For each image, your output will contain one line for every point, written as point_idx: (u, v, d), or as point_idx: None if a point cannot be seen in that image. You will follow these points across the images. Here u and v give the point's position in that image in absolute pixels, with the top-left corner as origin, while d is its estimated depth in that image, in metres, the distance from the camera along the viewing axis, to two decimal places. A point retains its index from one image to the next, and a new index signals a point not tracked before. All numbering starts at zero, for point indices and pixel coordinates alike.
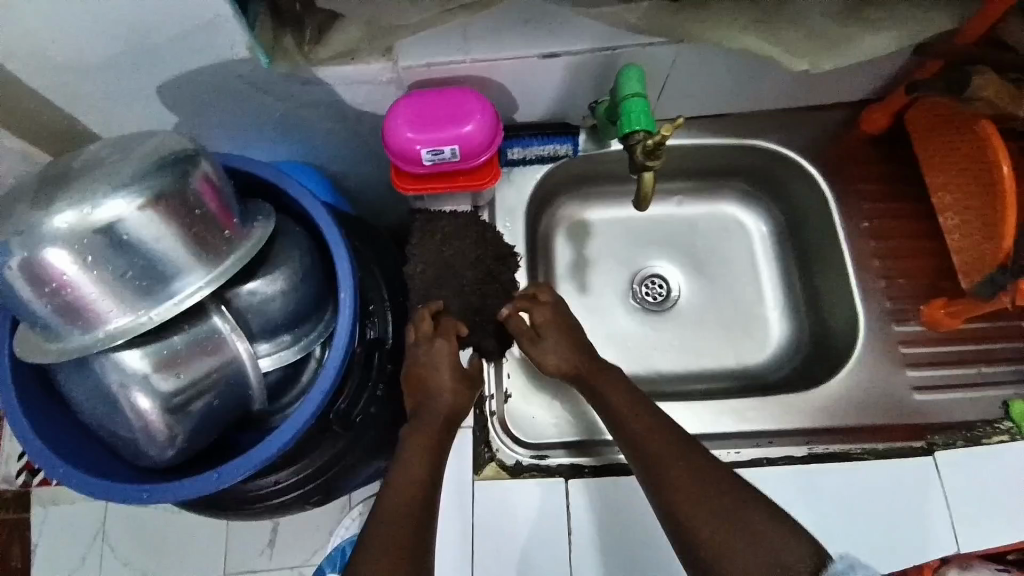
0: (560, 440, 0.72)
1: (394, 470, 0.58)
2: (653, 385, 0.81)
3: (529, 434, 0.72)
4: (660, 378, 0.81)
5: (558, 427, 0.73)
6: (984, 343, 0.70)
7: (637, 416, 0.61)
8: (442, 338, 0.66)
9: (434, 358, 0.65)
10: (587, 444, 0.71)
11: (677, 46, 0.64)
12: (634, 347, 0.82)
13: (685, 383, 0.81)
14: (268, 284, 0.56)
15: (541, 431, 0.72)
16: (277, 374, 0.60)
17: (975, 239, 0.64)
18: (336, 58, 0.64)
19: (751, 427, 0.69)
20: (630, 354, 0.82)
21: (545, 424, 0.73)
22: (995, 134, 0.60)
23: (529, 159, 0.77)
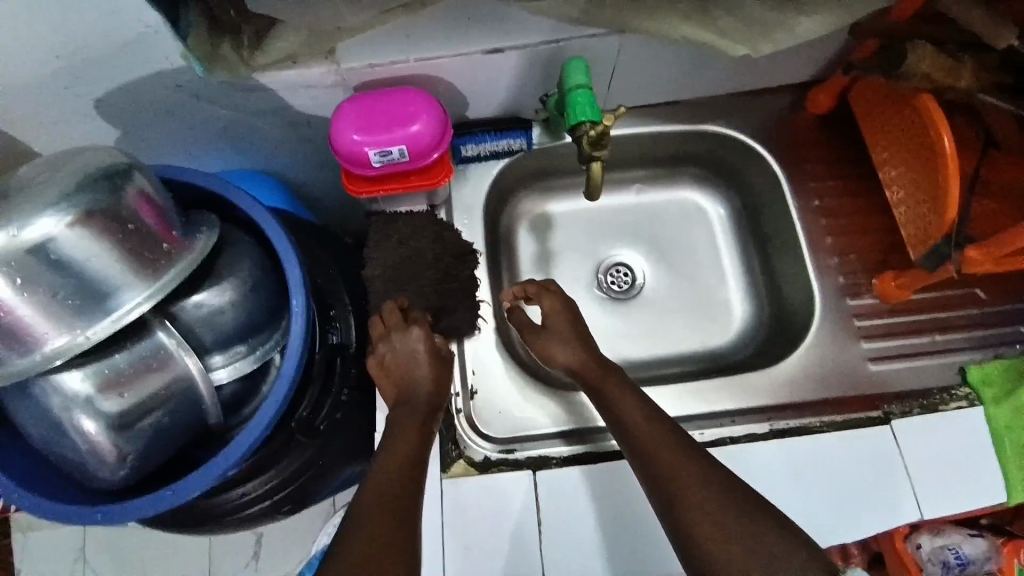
0: (542, 431, 0.71)
1: (377, 468, 0.56)
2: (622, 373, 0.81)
3: (503, 428, 0.71)
4: (628, 366, 0.82)
5: (535, 418, 0.71)
6: (935, 313, 0.72)
7: (637, 412, 0.61)
8: (415, 326, 0.67)
9: (410, 346, 0.65)
10: (580, 433, 0.70)
11: (619, 36, 0.65)
12: (602, 336, 0.83)
13: (655, 369, 0.81)
14: (215, 295, 0.56)
15: (518, 424, 0.71)
16: (233, 386, 0.59)
17: (921, 210, 0.65)
18: (278, 63, 0.64)
19: (717, 408, 0.70)
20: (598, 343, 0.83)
21: (520, 417, 0.71)
22: (936, 108, 0.60)
23: (484, 156, 0.78)
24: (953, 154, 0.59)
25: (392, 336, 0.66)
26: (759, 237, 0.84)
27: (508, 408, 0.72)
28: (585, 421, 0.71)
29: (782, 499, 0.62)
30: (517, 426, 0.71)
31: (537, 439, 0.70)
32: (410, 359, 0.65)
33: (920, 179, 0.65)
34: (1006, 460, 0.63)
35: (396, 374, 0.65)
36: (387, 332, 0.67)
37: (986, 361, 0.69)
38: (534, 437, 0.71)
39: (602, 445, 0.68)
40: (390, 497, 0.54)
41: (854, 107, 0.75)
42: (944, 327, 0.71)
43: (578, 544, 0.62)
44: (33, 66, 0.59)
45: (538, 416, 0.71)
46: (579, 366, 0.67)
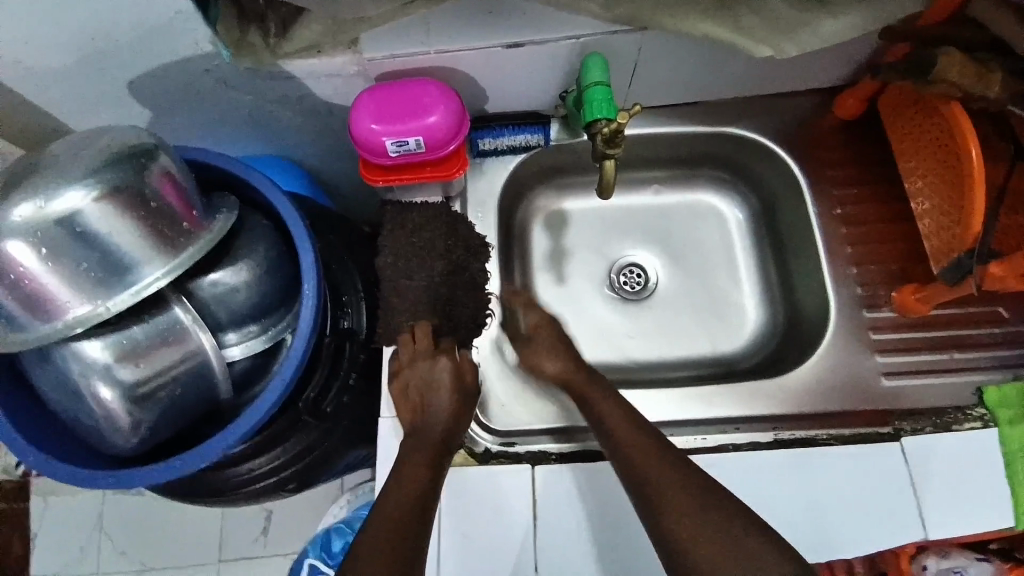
0: (534, 426, 0.71)
1: (386, 490, 0.58)
2: (627, 374, 0.81)
3: (497, 419, 0.71)
4: (634, 366, 0.81)
5: (530, 413, 0.72)
6: (957, 329, 0.70)
7: (620, 420, 0.61)
8: (443, 357, 0.67)
9: (435, 376, 0.65)
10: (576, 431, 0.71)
11: (640, 34, 0.65)
12: (610, 335, 0.83)
13: (662, 371, 0.81)
14: (231, 274, 0.57)
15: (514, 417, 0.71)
16: (245, 363, 0.61)
17: (945, 224, 0.63)
18: (301, 52, 0.66)
19: (723, 414, 0.69)
20: (601, 343, 0.82)
21: (514, 410, 0.72)
22: (964, 119, 0.58)
23: (502, 150, 0.78)
24: (979, 166, 0.57)
25: (417, 362, 0.67)
26: (777, 244, 0.83)
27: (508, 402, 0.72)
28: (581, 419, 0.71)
29: (782, 510, 0.61)
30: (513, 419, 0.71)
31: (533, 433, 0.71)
32: (437, 386, 0.64)
33: (945, 191, 0.63)
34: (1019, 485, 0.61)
35: (415, 400, 0.64)
36: (413, 359, 0.67)
37: (1005, 382, 0.67)
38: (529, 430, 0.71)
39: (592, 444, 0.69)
40: (405, 509, 0.56)
41: (882, 116, 0.73)
42: (961, 344, 0.69)
43: (572, 540, 0.62)
44: (71, 47, 0.61)
45: (534, 411, 0.72)
46: (566, 378, 0.68)
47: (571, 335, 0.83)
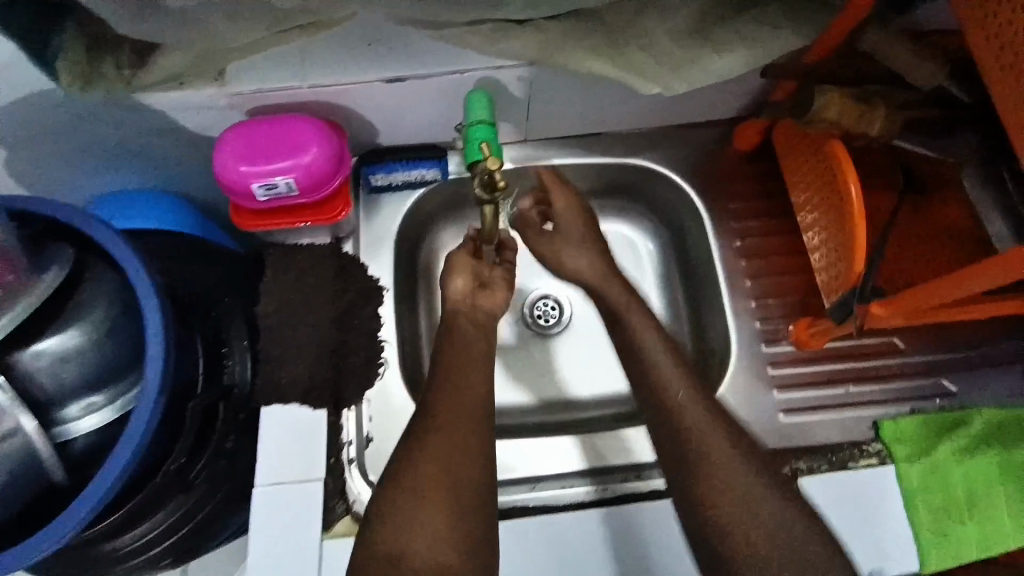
0: (532, 473, 0.68)
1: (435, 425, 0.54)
2: (545, 414, 0.78)
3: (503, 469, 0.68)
4: (552, 406, 0.78)
5: (513, 464, 0.68)
6: (855, 362, 0.70)
7: (662, 356, 0.62)
8: (465, 264, 0.67)
9: (462, 282, 0.66)
10: (608, 473, 0.68)
11: (532, 68, 0.61)
12: (529, 373, 0.79)
13: (581, 412, 0.78)
14: (66, 338, 0.52)
15: (516, 466, 0.68)
16: (87, 440, 0.54)
17: (833, 259, 0.63)
18: (163, 83, 0.58)
19: (631, 457, 0.68)
20: (567, 382, 0.79)
21: (514, 454, 0.69)
22: (843, 157, 0.58)
23: (397, 185, 0.74)
24: (858, 203, 0.57)
25: (456, 266, 0.67)
26: (686, 276, 0.80)
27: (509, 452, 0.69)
28: (611, 460, 0.68)
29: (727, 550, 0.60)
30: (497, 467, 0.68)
31: (555, 478, 0.68)
32: (452, 270, 0.66)
33: (832, 227, 0.63)
34: (919, 524, 0.61)
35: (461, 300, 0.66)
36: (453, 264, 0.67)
37: (902, 417, 0.67)
38: (545, 478, 0.68)
39: (628, 486, 0.66)
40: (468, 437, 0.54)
41: (777, 149, 0.73)
42: (860, 378, 0.70)
43: None
44: None
45: (548, 458, 0.69)
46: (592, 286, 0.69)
47: (533, 377, 0.79)
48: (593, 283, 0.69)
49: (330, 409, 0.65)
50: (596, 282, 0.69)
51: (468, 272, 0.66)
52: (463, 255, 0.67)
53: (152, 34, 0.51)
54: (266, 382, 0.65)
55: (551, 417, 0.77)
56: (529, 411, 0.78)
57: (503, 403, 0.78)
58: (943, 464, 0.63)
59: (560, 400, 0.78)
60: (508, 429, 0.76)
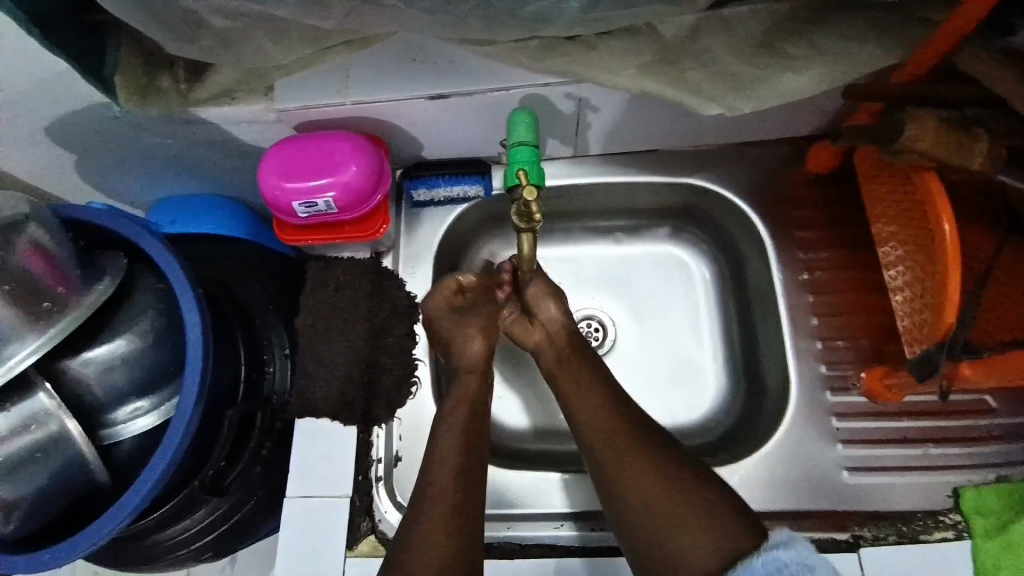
0: (553, 510, 0.64)
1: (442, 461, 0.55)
2: (549, 439, 0.73)
3: (531, 502, 0.65)
4: (549, 434, 0.74)
5: (538, 496, 0.65)
6: (937, 420, 0.62)
7: (593, 401, 0.59)
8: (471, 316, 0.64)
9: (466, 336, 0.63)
10: (588, 515, 0.64)
11: (578, 86, 0.58)
12: (544, 396, 0.75)
13: (568, 442, 0.73)
14: (114, 347, 0.54)
15: (545, 500, 0.65)
16: (132, 442, 0.57)
17: (917, 304, 0.56)
18: (215, 98, 0.59)
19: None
20: (541, 411, 0.75)
21: (546, 487, 0.65)
22: (938, 191, 0.51)
23: (439, 200, 0.73)
24: (954, 245, 0.49)
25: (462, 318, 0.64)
26: (743, 306, 0.73)
27: (520, 486, 0.65)
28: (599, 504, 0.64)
29: None
30: (515, 499, 0.65)
31: (586, 516, 0.64)
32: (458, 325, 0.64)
33: (919, 269, 0.55)
34: None
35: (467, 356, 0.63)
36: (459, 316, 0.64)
37: (989, 487, 0.59)
38: (570, 516, 0.64)
39: (606, 535, 0.62)
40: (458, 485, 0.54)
41: (857, 174, 0.65)
42: (942, 439, 0.61)
43: None
44: None
45: (543, 497, 0.65)
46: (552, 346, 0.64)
47: (534, 401, 0.75)
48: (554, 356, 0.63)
49: (359, 427, 0.65)
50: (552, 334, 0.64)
51: (484, 329, 0.64)
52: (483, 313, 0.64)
53: (202, 53, 0.52)
54: (301, 394, 0.65)
55: (549, 446, 0.73)
56: (529, 437, 0.73)
57: (508, 423, 0.74)
58: None
59: (553, 428, 0.74)
60: (503, 451, 0.71)
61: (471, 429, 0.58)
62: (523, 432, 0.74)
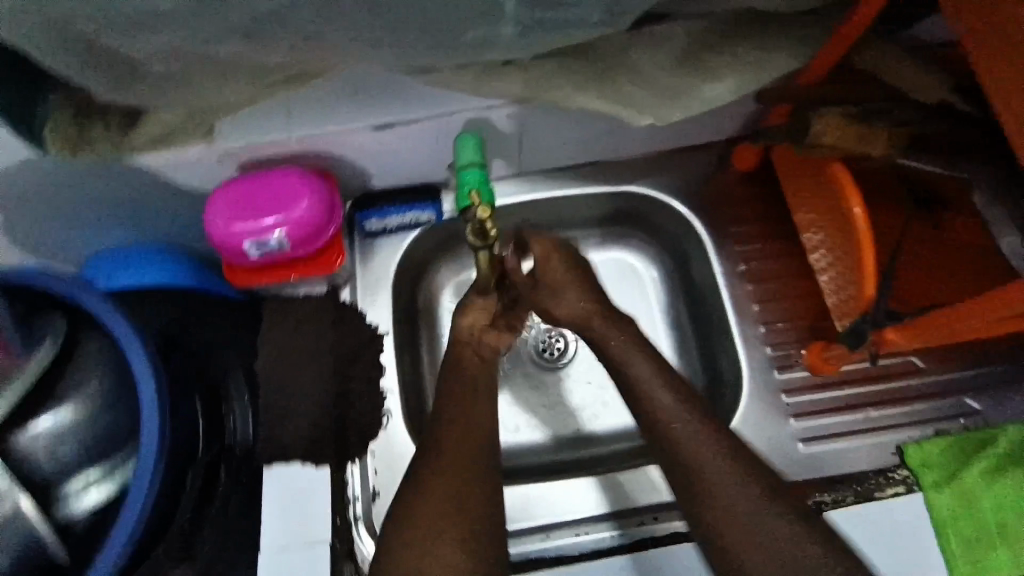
0: (544, 522, 0.67)
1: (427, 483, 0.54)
2: (584, 449, 0.76)
3: (521, 517, 0.68)
4: (583, 442, 0.76)
5: (525, 510, 0.68)
6: (875, 383, 0.68)
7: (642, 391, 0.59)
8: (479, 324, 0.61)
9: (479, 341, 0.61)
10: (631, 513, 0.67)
11: (519, 107, 0.61)
12: (560, 410, 0.77)
13: (608, 445, 0.76)
14: (60, 417, 0.51)
15: (530, 514, 0.68)
16: (87, 517, 0.52)
17: (843, 281, 0.62)
18: (153, 144, 0.58)
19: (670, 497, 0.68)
20: (578, 418, 0.77)
21: (532, 501, 0.68)
22: (846, 178, 0.57)
23: (392, 230, 0.73)
24: (865, 225, 0.56)
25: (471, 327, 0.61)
26: (693, 301, 0.78)
27: (508, 506, 0.68)
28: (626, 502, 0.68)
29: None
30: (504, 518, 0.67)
31: (567, 524, 0.67)
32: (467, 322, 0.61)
33: (840, 250, 0.61)
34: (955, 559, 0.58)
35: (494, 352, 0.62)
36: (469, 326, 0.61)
37: (926, 440, 0.65)
38: (554, 526, 0.67)
39: (645, 529, 0.66)
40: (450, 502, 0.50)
41: (778, 170, 0.70)
42: (881, 402, 0.67)
43: None
44: None
45: (571, 505, 0.68)
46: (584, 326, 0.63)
47: (550, 415, 0.77)
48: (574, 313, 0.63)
49: (334, 464, 0.64)
50: (583, 316, 0.63)
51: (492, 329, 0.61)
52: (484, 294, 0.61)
53: (138, 98, 0.51)
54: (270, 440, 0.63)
55: (582, 453, 0.75)
56: (570, 447, 0.76)
57: (529, 442, 0.76)
58: (975, 489, 0.60)
59: (585, 435, 0.76)
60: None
61: (470, 438, 0.55)
62: (551, 447, 0.76)
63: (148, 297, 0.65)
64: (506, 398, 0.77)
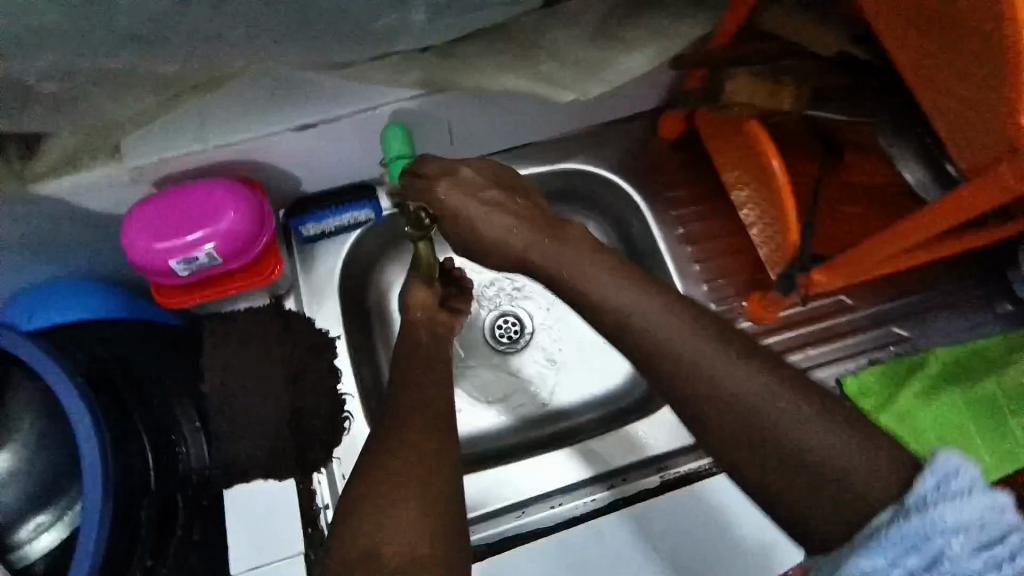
0: (521, 498, 0.72)
1: None
2: (553, 425, 0.77)
3: (494, 498, 0.72)
4: (552, 418, 0.77)
5: (500, 492, 0.72)
6: (815, 323, 0.72)
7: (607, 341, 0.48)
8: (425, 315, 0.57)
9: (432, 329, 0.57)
10: (608, 475, 0.73)
11: (440, 96, 0.60)
12: (526, 391, 0.78)
13: (576, 416, 0.77)
14: (0, 462, 0.50)
15: (502, 494, 0.72)
16: (43, 561, 0.51)
17: (771, 230, 0.65)
18: (54, 169, 0.55)
19: (642, 453, 0.73)
20: (558, 388, 0.78)
21: (502, 483, 0.72)
22: (762, 136, 0.60)
23: (331, 231, 0.71)
24: (782, 177, 0.59)
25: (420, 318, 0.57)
26: None
27: (480, 489, 0.72)
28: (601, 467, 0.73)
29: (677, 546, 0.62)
30: (477, 501, 0.71)
31: (544, 497, 0.72)
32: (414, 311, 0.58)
33: (765, 201, 0.65)
34: None
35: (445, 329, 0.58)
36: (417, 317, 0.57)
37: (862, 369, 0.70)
38: (530, 501, 0.72)
39: (617, 490, 0.71)
40: None
41: (702, 130, 0.73)
42: (818, 340, 0.72)
43: None
44: None
45: (545, 478, 0.72)
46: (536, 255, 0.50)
47: (516, 398, 0.78)
48: (521, 249, 0.51)
49: (297, 477, 0.64)
50: (527, 246, 0.51)
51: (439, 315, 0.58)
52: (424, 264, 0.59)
53: (28, 120, 0.48)
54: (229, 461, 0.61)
55: (553, 428, 0.77)
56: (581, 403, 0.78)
57: (499, 427, 0.76)
58: (914, 408, 0.65)
59: (552, 411, 0.78)
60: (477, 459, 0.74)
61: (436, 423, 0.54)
62: (521, 428, 0.77)
63: (75, 334, 0.60)
64: (470, 387, 0.78)
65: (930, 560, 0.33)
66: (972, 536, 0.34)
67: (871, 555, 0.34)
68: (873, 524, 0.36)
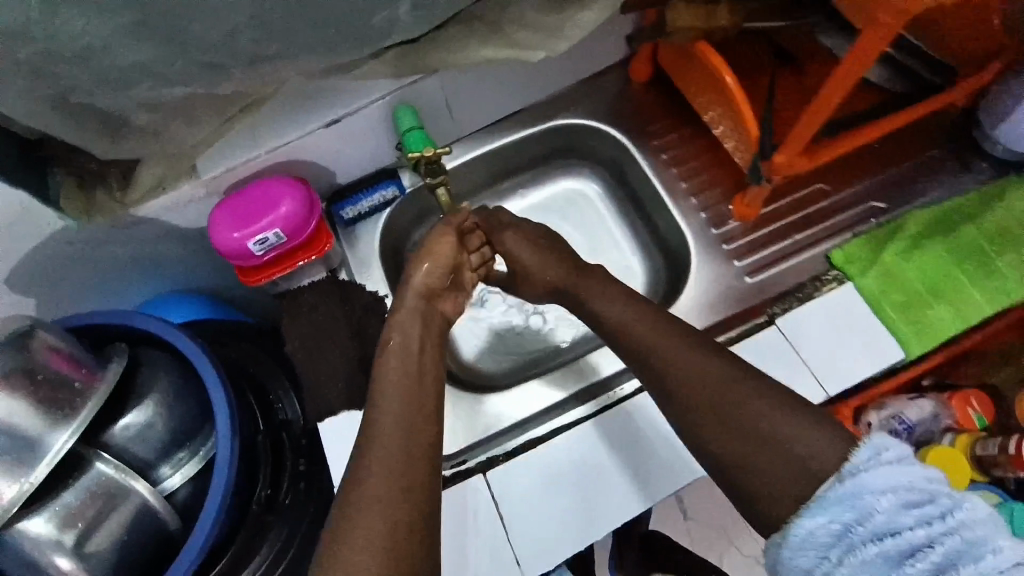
0: (539, 408, 0.77)
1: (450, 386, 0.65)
2: (571, 351, 0.88)
3: (508, 418, 0.76)
4: (570, 346, 0.89)
5: (519, 408, 0.76)
6: (796, 215, 0.80)
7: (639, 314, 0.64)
8: (439, 271, 0.71)
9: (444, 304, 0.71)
10: (592, 389, 0.77)
11: (437, 75, 0.73)
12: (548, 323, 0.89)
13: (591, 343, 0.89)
14: (140, 413, 0.63)
15: (515, 413, 0.76)
16: (186, 489, 0.65)
17: (736, 135, 0.75)
18: (151, 191, 0.69)
19: (605, 372, 0.78)
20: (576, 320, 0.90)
21: (524, 399, 0.77)
22: (710, 56, 0.70)
23: (366, 212, 0.85)
24: (734, 85, 0.69)
25: (435, 274, 0.70)
26: (635, 198, 0.91)
27: (506, 407, 0.77)
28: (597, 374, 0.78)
29: (657, 445, 0.71)
30: (505, 415, 0.76)
31: (555, 409, 0.76)
32: (427, 254, 0.71)
33: (728, 112, 0.74)
34: (894, 322, 0.71)
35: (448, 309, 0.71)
36: (432, 272, 0.70)
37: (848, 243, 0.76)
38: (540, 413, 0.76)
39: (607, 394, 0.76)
40: None
41: (665, 65, 0.83)
42: (801, 226, 0.80)
43: (540, 524, 0.69)
44: None
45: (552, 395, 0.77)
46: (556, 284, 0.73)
47: (538, 331, 0.89)
48: (550, 278, 0.73)
49: None
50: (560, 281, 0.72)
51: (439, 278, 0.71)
52: (439, 240, 0.71)
53: (127, 150, 0.61)
54: (313, 405, 0.74)
55: (573, 352, 0.88)
56: (588, 339, 0.89)
57: (525, 354, 0.89)
58: (896, 267, 0.73)
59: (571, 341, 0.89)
60: (498, 381, 0.87)
61: None
62: (544, 355, 0.88)
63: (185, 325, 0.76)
64: (499, 325, 0.90)
65: (861, 513, 0.45)
66: (901, 496, 0.45)
67: (814, 515, 0.47)
68: (819, 492, 0.49)
